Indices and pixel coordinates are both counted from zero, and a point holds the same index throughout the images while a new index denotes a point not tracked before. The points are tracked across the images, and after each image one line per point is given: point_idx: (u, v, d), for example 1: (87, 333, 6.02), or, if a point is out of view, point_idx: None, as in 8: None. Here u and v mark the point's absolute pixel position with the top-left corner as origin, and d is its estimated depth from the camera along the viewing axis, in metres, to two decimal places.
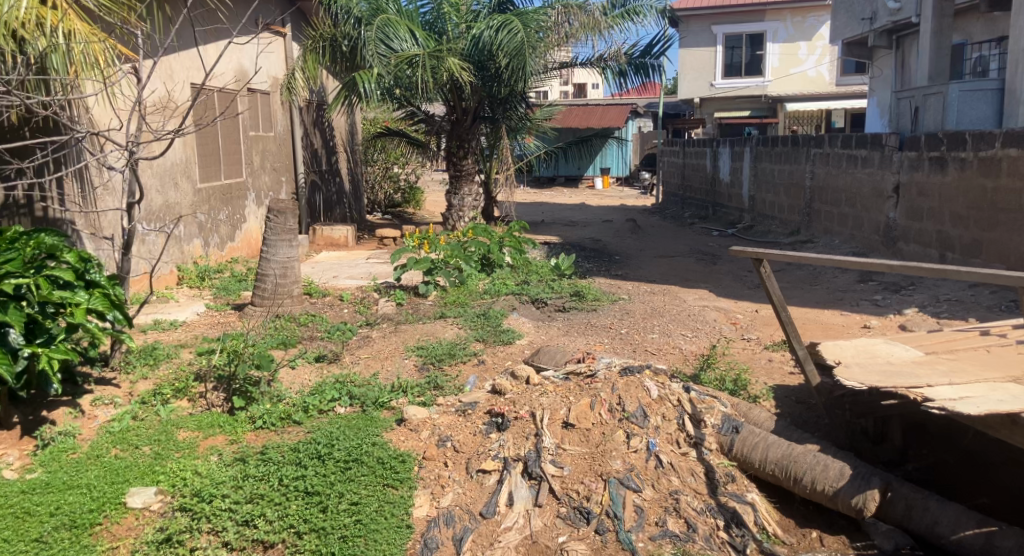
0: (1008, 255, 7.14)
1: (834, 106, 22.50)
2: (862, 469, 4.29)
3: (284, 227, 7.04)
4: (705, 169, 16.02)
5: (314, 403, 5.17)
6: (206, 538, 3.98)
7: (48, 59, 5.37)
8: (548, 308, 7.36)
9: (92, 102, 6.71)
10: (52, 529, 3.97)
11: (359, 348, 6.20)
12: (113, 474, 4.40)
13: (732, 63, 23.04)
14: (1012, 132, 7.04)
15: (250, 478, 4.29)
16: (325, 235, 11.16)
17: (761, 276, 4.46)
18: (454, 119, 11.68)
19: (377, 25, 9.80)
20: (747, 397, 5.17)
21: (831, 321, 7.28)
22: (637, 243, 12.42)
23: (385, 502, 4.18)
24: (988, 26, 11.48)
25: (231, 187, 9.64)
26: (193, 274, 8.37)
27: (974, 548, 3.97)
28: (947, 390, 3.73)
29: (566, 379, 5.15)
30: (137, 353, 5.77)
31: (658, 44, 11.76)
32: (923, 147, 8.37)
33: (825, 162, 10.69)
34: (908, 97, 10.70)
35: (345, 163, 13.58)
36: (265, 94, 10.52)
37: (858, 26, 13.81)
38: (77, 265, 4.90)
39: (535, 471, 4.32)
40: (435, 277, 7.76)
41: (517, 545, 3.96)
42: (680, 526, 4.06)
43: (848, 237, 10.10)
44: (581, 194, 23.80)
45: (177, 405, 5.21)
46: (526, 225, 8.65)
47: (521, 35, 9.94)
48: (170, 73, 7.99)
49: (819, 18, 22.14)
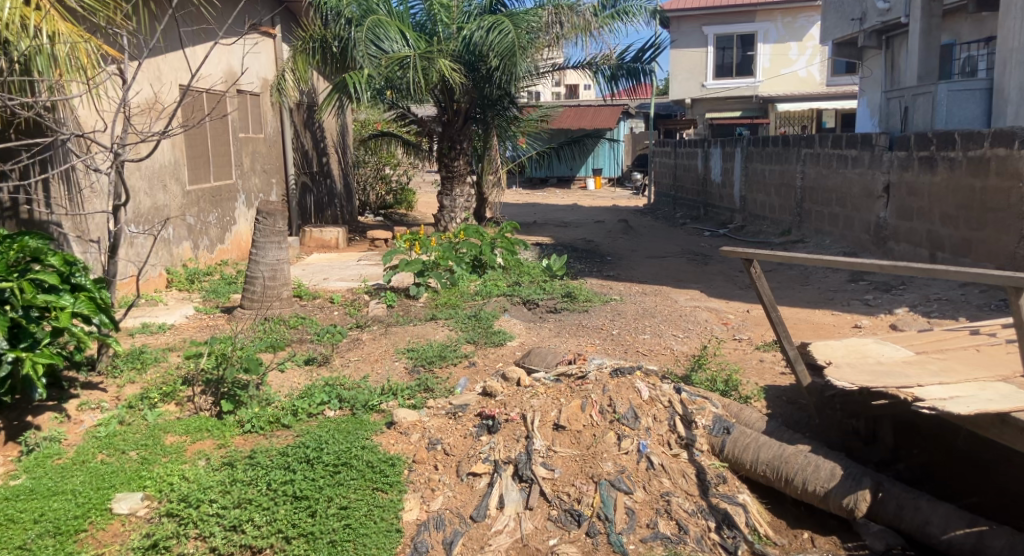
0: (998, 255, 7.17)
1: (825, 106, 22.50)
2: (852, 469, 4.27)
3: (275, 229, 6.98)
4: (697, 169, 16.03)
5: (303, 406, 5.13)
6: (193, 544, 3.93)
7: (32, 61, 5.30)
8: (540, 309, 7.35)
9: (78, 104, 6.73)
10: (36, 537, 3.93)
11: (350, 349, 6.18)
12: (99, 480, 4.36)
13: (724, 63, 23.12)
14: (1000, 132, 7.05)
15: (238, 483, 4.26)
16: (315, 237, 11.14)
17: (751, 277, 4.45)
18: (445, 120, 11.53)
19: (368, 25, 9.74)
20: (738, 398, 5.16)
21: (822, 321, 7.28)
22: (630, 244, 12.42)
23: (374, 506, 4.15)
24: (977, 26, 11.53)
25: (221, 189, 9.59)
26: (183, 277, 8.31)
27: (965, 548, 3.94)
28: (936, 390, 3.73)
29: (557, 380, 5.12)
30: (124, 357, 5.74)
31: (649, 51, 11.75)
32: (913, 147, 8.38)
33: (816, 162, 10.69)
34: (897, 97, 10.73)
35: (337, 163, 13.54)
36: (255, 95, 10.47)
37: (848, 26, 13.83)
38: (63, 269, 4.84)
39: (526, 474, 4.29)
40: (427, 278, 7.69)
41: (507, 548, 3.94)
42: (671, 528, 4.03)
43: (839, 237, 10.10)
44: (573, 195, 23.79)
45: (165, 410, 5.17)
46: (518, 227, 8.62)
47: (511, 35, 9.91)
48: (157, 73, 7.97)
49: (810, 19, 22.17)
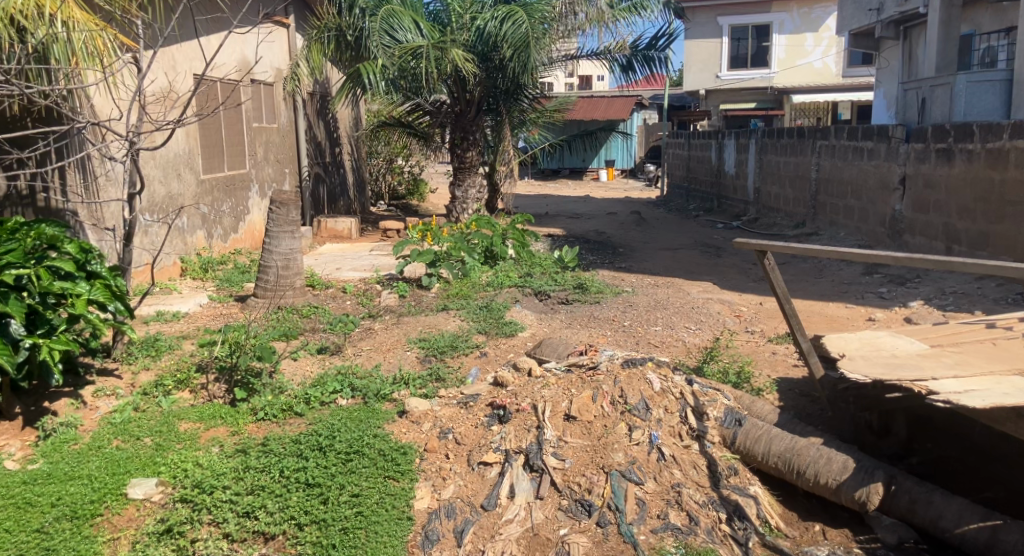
0: (1016, 247, 7.09)
1: (840, 98, 22.22)
2: (866, 462, 4.23)
3: (287, 218, 7.04)
4: (710, 161, 15.95)
5: (316, 394, 5.16)
6: (206, 530, 3.97)
7: (50, 49, 5.36)
8: (551, 300, 7.33)
9: (93, 92, 6.81)
10: (53, 520, 3.97)
11: (362, 340, 6.19)
12: (114, 465, 4.40)
13: (738, 55, 22.91)
14: (1020, 124, 6.98)
15: (250, 470, 4.30)
16: (328, 227, 11.15)
17: (765, 269, 4.41)
18: (457, 111, 11.57)
19: (382, 16, 9.90)
20: (750, 390, 5.19)
21: (836, 314, 7.25)
22: (642, 236, 12.37)
23: (386, 494, 4.17)
24: (996, 17, 11.40)
25: (234, 178, 9.62)
26: (197, 266, 8.35)
27: (979, 543, 3.90)
28: (952, 383, 3.70)
29: (568, 370, 5.08)
30: (139, 344, 5.77)
31: (664, 38, 11.64)
32: (930, 139, 8.30)
33: (831, 154, 10.63)
34: (916, 89, 10.66)
35: (349, 153, 13.55)
36: (269, 85, 10.53)
37: (866, 17, 13.85)
38: (78, 256, 4.88)
39: (537, 464, 4.30)
40: (438, 269, 7.70)
41: (518, 537, 3.95)
42: (682, 519, 4.03)
43: (854, 230, 10.02)
44: (586, 186, 23.62)
45: (178, 397, 5.21)
46: (530, 219, 8.64)
47: (525, 26, 9.91)
48: (172, 63, 8.03)
49: (825, 9, 22.19)
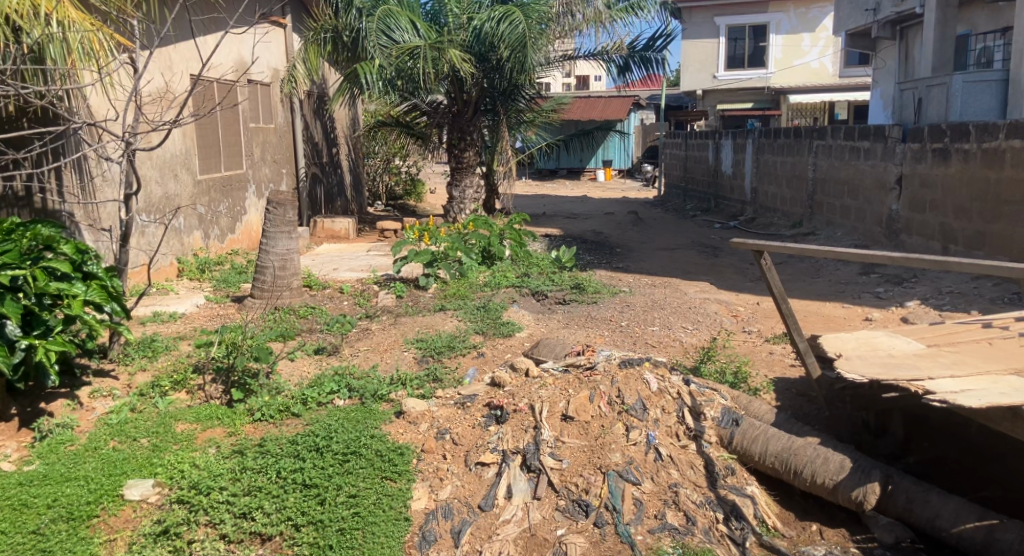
0: (1012, 247, 7.11)
1: (837, 98, 22.33)
2: (863, 461, 4.24)
3: (284, 218, 7.03)
4: (707, 161, 15.96)
5: (313, 395, 5.16)
6: (203, 530, 3.97)
7: (46, 49, 5.34)
8: (549, 300, 7.34)
9: (89, 92, 6.80)
10: (49, 521, 3.96)
11: (359, 340, 6.19)
12: (111, 466, 4.39)
13: (735, 55, 22.92)
14: (1016, 124, 6.99)
15: (248, 470, 4.30)
16: (326, 228, 11.15)
17: (762, 269, 4.41)
18: (454, 111, 11.57)
19: (379, 16, 9.88)
20: (747, 390, 5.19)
21: (833, 313, 7.26)
22: (640, 236, 12.38)
23: (383, 494, 4.17)
24: (992, 17, 11.42)
25: (231, 178, 9.61)
26: (193, 266, 8.34)
27: (975, 542, 3.90)
28: (949, 383, 3.70)
29: (565, 370, 5.08)
30: (135, 345, 5.76)
31: (661, 39, 11.65)
32: (927, 139, 8.31)
33: (827, 154, 10.64)
34: (912, 89, 10.67)
35: (346, 153, 13.55)
36: (266, 85, 10.52)
37: (862, 17, 13.96)
38: (75, 257, 4.87)
39: (534, 464, 4.30)
40: (436, 269, 7.69)
41: (515, 537, 3.95)
42: (679, 519, 4.03)
43: (851, 229, 10.04)
44: (584, 186, 23.64)
45: (175, 398, 5.20)
46: (527, 219, 8.64)
47: (522, 26, 9.90)
48: (168, 63, 8.03)
49: (822, 9, 22.19)
